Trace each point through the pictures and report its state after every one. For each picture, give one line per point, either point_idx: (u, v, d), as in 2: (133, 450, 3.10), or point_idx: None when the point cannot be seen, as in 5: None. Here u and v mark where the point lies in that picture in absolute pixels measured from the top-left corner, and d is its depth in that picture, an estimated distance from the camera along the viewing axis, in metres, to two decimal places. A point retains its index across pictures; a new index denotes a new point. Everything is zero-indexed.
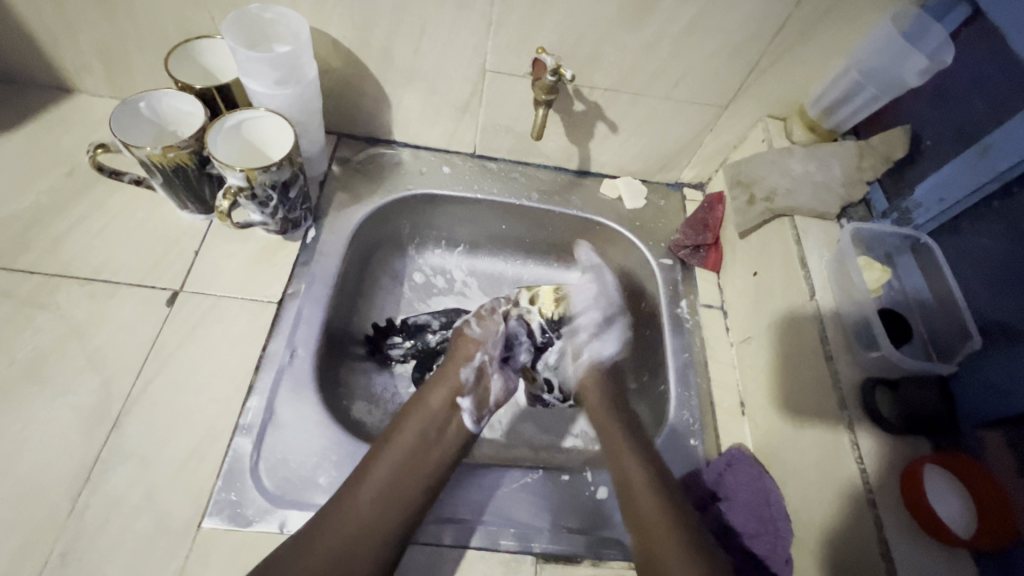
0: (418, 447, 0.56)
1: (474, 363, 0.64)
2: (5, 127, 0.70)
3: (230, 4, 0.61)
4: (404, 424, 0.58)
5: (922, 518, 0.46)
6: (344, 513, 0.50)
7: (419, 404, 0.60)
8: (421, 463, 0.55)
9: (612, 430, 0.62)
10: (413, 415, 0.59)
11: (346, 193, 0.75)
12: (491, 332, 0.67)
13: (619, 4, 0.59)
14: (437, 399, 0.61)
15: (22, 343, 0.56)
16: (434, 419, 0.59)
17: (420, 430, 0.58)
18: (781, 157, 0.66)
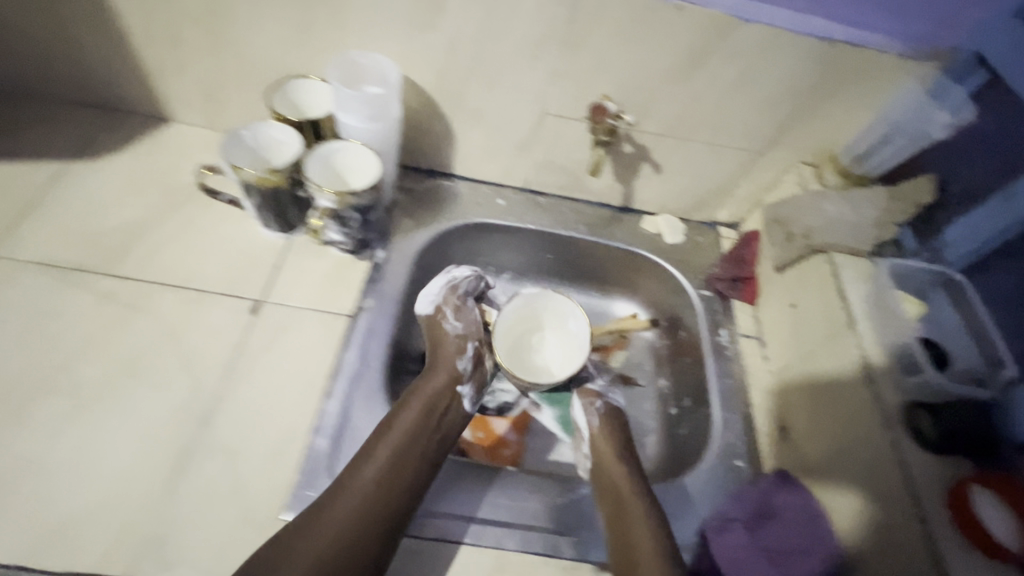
0: (417, 433, 0.59)
1: (469, 354, 0.67)
2: (110, 151, 0.78)
3: (328, 50, 0.69)
4: (405, 407, 0.60)
5: (973, 534, 0.49)
6: (347, 494, 0.54)
7: (421, 386, 0.63)
8: (418, 450, 0.58)
9: (614, 462, 0.63)
10: (415, 399, 0.61)
11: (410, 219, 0.81)
12: (471, 322, 0.69)
13: (673, 60, 0.66)
14: (437, 382, 0.64)
15: (123, 342, 0.61)
16: (434, 402, 0.62)
17: (421, 414, 0.60)
18: (817, 200, 0.71)
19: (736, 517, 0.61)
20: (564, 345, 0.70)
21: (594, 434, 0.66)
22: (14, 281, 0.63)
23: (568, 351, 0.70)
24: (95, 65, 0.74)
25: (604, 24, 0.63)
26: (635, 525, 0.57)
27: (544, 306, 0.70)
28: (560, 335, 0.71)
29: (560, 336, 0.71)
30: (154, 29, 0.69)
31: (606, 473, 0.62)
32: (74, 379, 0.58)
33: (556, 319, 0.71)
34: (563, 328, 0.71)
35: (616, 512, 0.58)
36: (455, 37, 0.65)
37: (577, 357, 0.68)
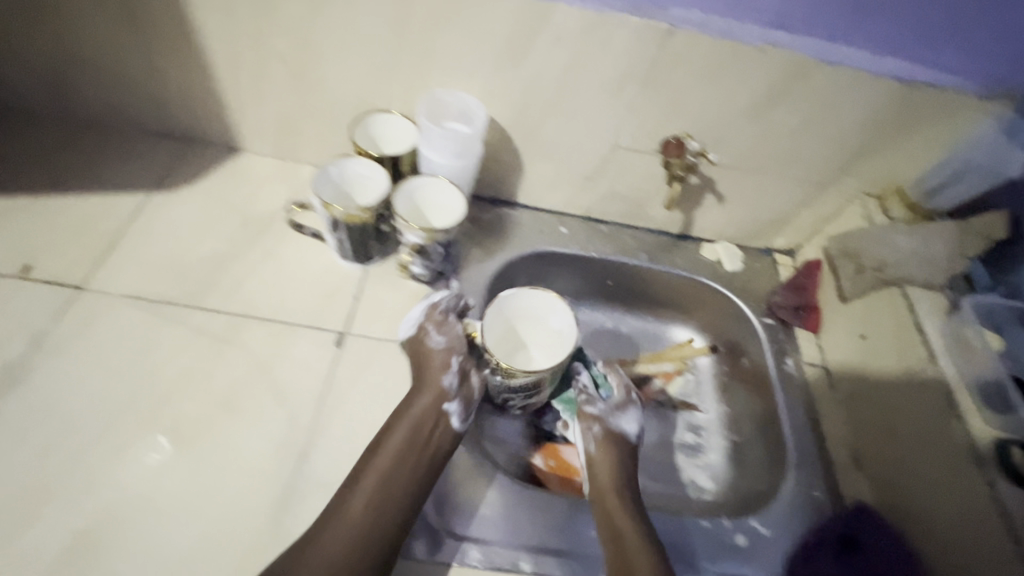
0: (406, 456, 0.58)
1: (454, 368, 0.63)
2: (185, 182, 0.79)
3: (410, 86, 0.70)
4: (392, 430, 0.59)
5: None
6: (340, 522, 0.54)
7: (408, 406, 0.61)
8: (406, 473, 0.57)
9: (606, 482, 0.64)
10: (399, 422, 0.60)
11: (479, 249, 0.82)
12: (454, 336, 0.65)
13: (750, 98, 0.68)
14: (423, 402, 0.61)
15: (217, 376, 0.62)
16: (421, 423, 0.60)
17: (409, 437, 0.59)
18: (886, 233, 0.73)
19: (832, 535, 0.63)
20: (549, 339, 0.68)
21: (593, 458, 0.66)
22: (109, 315, 0.64)
23: (552, 342, 0.68)
24: (175, 98, 0.76)
25: (687, 66, 0.64)
26: (633, 553, 0.57)
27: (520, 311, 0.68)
28: (542, 333, 0.69)
29: (543, 333, 0.69)
30: (240, 65, 0.71)
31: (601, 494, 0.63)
32: (174, 413, 0.59)
33: (535, 319, 0.69)
34: (544, 329, 0.69)
35: (613, 532, 0.59)
36: (539, 75, 0.67)
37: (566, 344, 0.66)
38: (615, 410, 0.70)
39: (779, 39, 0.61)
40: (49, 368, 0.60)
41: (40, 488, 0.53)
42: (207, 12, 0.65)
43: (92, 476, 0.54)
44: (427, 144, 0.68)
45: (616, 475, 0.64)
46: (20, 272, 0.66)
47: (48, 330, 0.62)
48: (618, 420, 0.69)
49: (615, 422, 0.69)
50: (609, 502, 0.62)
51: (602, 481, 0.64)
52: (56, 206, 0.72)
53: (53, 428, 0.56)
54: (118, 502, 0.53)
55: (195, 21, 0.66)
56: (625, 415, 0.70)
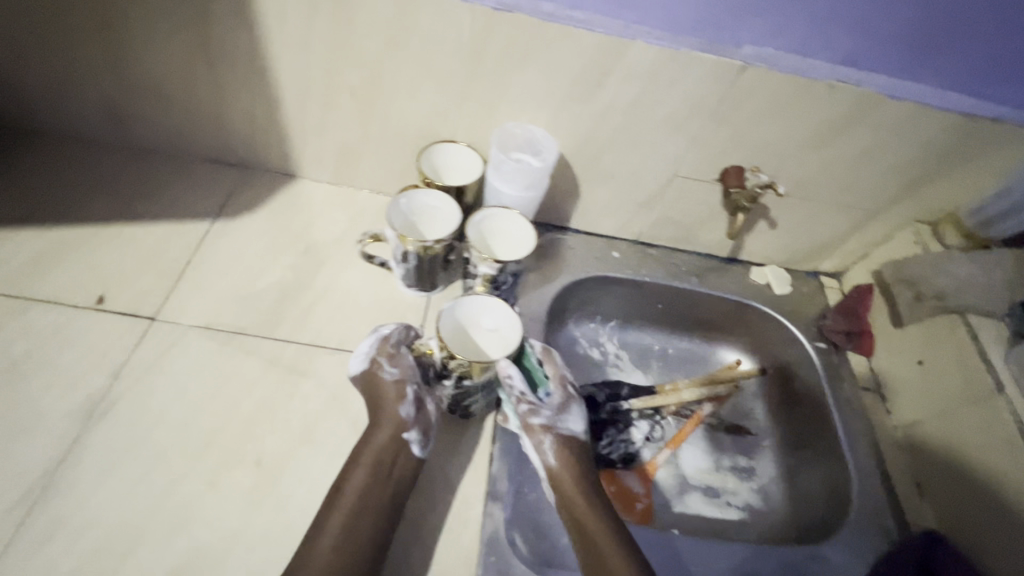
0: (371, 492, 0.55)
1: (409, 398, 0.60)
2: (245, 209, 0.79)
3: (477, 117, 0.71)
4: (353, 467, 0.57)
5: None
6: (306, 563, 0.51)
7: (367, 443, 0.58)
8: (371, 511, 0.54)
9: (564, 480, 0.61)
10: (359, 458, 0.57)
11: (537, 274, 0.83)
12: (408, 367, 0.61)
13: (813, 130, 0.69)
14: (381, 436, 0.58)
15: (294, 408, 0.63)
16: (382, 457, 0.57)
17: (372, 473, 0.56)
18: (942, 260, 0.74)
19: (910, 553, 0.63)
20: (490, 332, 0.64)
21: (553, 472, 0.61)
22: (183, 347, 0.65)
23: (493, 334, 0.64)
24: (238, 127, 0.76)
25: (755, 101, 0.66)
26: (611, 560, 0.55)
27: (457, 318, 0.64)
28: (483, 330, 0.65)
29: (483, 330, 0.65)
30: (307, 96, 0.71)
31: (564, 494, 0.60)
32: (255, 448, 0.59)
33: (463, 328, 0.65)
34: (473, 336, 0.65)
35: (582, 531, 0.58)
36: (608, 108, 0.68)
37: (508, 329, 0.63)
38: (559, 411, 0.64)
39: (848, 76, 0.63)
40: (130, 403, 0.60)
41: (130, 525, 0.53)
42: (281, 47, 0.66)
43: (180, 513, 0.54)
44: (502, 175, 0.70)
45: (575, 474, 0.61)
46: (94, 304, 0.66)
47: (126, 364, 0.62)
48: (566, 422, 0.64)
49: (565, 426, 0.63)
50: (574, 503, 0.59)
51: (567, 490, 0.60)
52: (122, 236, 0.73)
53: (138, 464, 0.56)
54: (207, 539, 0.53)
55: (268, 55, 0.67)
56: (569, 415, 0.65)
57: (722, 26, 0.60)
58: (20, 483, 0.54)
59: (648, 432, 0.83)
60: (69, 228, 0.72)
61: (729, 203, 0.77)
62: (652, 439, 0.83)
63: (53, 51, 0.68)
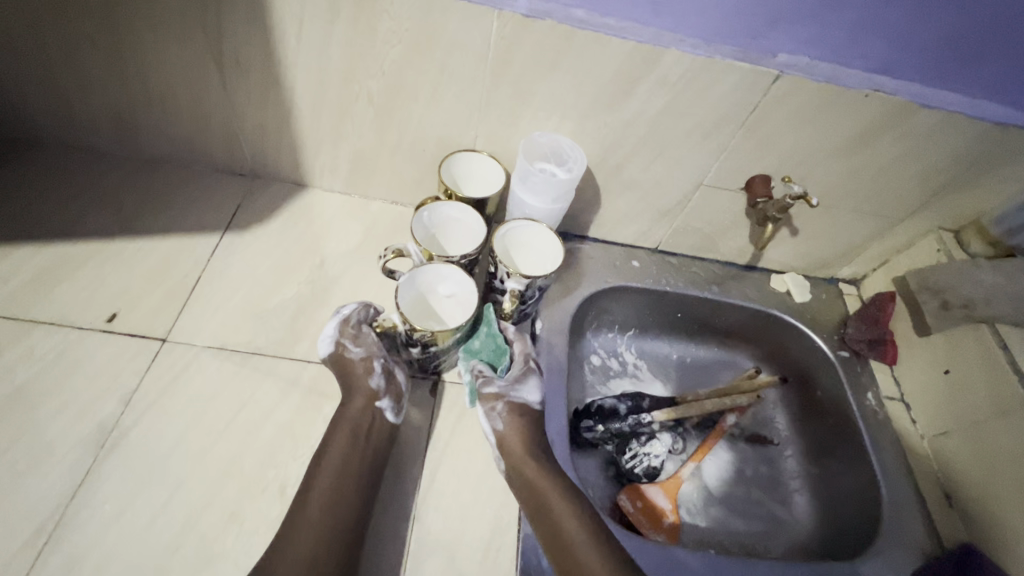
0: (353, 462, 0.55)
1: (379, 370, 0.60)
2: (257, 221, 0.76)
3: (499, 126, 0.69)
4: (331, 437, 0.56)
5: None
6: (296, 534, 0.50)
7: (343, 413, 0.58)
8: (352, 478, 0.54)
9: (517, 453, 0.59)
10: (337, 429, 0.56)
11: (558, 285, 0.82)
12: (373, 344, 0.62)
13: (843, 139, 0.68)
14: (355, 406, 0.58)
15: (318, 432, 0.60)
16: (358, 425, 0.57)
17: (353, 444, 0.56)
18: (968, 269, 0.73)
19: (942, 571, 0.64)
20: (451, 296, 0.64)
21: (501, 437, 0.60)
22: (198, 368, 0.62)
23: (455, 298, 0.64)
24: (249, 135, 0.73)
25: (786, 110, 0.65)
26: (573, 541, 0.53)
27: (414, 291, 0.63)
28: (444, 296, 0.65)
29: (444, 296, 0.65)
30: (324, 104, 0.68)
31: (521, 473, 0.58)
32: (279, 476, 0.56)
33: (423, 301, 0.65)
34: (429, 303, 0.65)
35: (544, 511, 0.55)
36: (636, 117, 0.66)
37: (465, 289, 0.63)
38: (514, 382, 0.63)
39: (883, 85, 0.62)
40: (146, 430, 0.57)
41: (151, 562, 0.50)
42: (297, 53, 0.63)
43: (202, 547, 0.52)
44: (527, 187, 0.68)
45: (527, 447, 0.59)
46: (103, 323, 0.63)
47: (140, 388, 0.59)
48: (521, 391, 0.63)
49: (518, 395, 0.63)
50: (531, 480, 0.57)
51: (529, 473, 0.57)
52: (131, 252, 0.70)
53: (157, 495, 0.54)
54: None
55: (283, 62, 0.64)
56: (524, 386, 0.64)
57: (759, 34, 0.58)
58: (32, 518, 0.51)
59: (671, 445, 0.80)
60: (74, 243, 0.69)
61: (756, 213, 0.76)
62: (675, 451, 0.81)
63: (54, 58, 0.65)
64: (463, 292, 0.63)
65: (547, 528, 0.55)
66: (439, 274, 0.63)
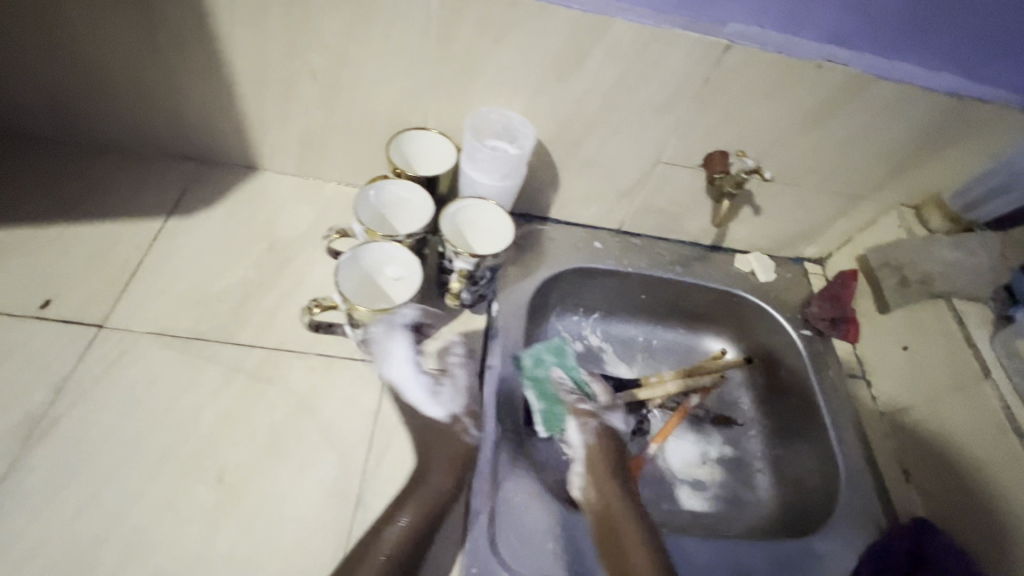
0: (413, 539, 0.52)
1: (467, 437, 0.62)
2: (203, 205, 0.74)
3: (449, 103, 0.67)
4: (404, 502, 0.54)
5: None
6: None
7: (421, 485, 0.56)
8: (409, 554, 0.52)
9: (603, 473, 0.63)
10: (415, 497, 0.55)
11: (516, 267, 0.80)
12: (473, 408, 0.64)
13: (800, 113, 0.67)
14: (437, 485, 0.56)
15: (260, 417, 0.58)
16: (431, 503, 0.55)
17: (422, 523, 0.53)
18: (928, 245, 0.73)
19: (900, 548, 0.61)
20: (390, 270, 0.62)
21: (587, 451, 0.65)
22: (136, 354, 0.60)
23: (394, 273, 0.62)
24: (193, 116, 0.71)
25: (741, 82, 0.63)
26: None
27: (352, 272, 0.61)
28: (384, 272, 0.63)
29: (383, 273, 0.63)
30: (267, 80, 0.66)
31: (601, 492, 0.61)
32: (216, 463, 0.55)
33: (367, 282, 0.63)
34: (374, 283, 0.63)
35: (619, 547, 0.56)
36: (589, 91, 0.65)
37: (404, 260, 0.61)
38: (606, 408, 0.70)
39: (838, 55, 0.60)
40: (78, 419, 0.55)
41: (79, 552, 0.49)
42: (235, 27, 0.60)
43: (134, 535, 0.50)
44: (474, 163, 0.66)
45: (611, 471, 0.63)
46: (35, 310, 0.61)
47: (72, 376, 0.57)
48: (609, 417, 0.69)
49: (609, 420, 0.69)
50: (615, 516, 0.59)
51: (607, 494, 0.61)
52: (69, 237, 0.67)
53: (87, 484, 0.52)
54: (164, 565, 0.49)
55: (222, 37, 0.61)
56: (614, 415, 0.70)
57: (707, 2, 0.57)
58: None
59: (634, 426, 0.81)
60: (4, 229, 0.66)
61: (714, 189, 0.75)
62: (639, 432, 0.81)
63: None
64: (402, 264, 0.62)
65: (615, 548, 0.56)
66: (373, 252, 0.61)
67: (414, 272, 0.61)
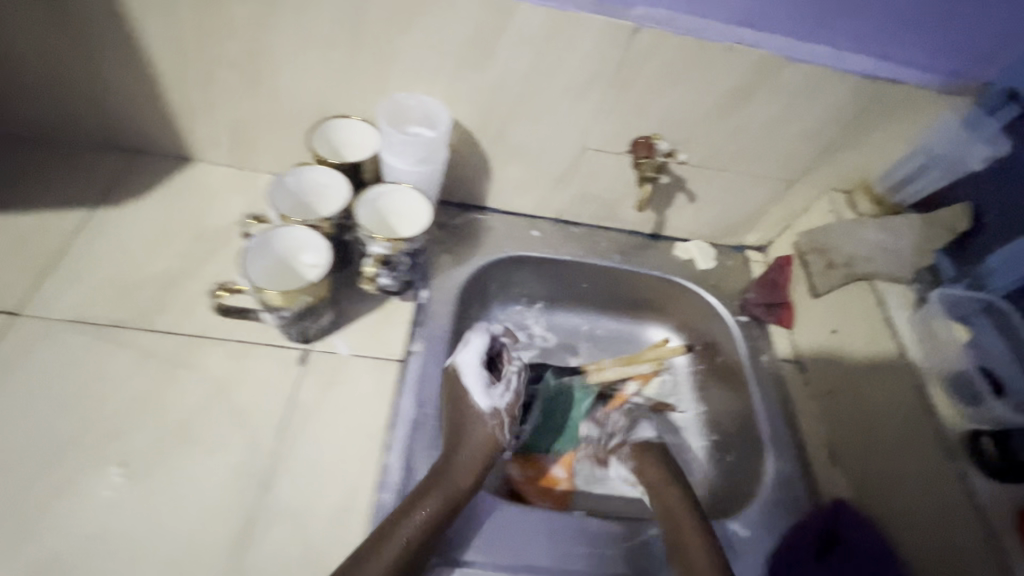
0: (436, 523, 0.54)
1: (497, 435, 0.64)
2: (132, 196, 0.74)
3: (369, 90, 0.67)
4: (429, 488, 0.55)
5: None
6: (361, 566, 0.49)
7: (446, 472, 0.57)
8: (426, 544, 0.53)
9: (654, 470, 0.67)
10: (439, 483, 0.56)
11: (449, 255, 0.80)
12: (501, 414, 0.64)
13: (718, 97, 0.67)
14: (462, 479, 0.57)
15: (170, 403, 0.59)
16: (454, 491, 0.56)
17: (445, 508, 0.55)
18: (855, 229, 0.73)
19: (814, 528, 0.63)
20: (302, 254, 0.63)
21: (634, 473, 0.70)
22: (49, 341, 0.60)
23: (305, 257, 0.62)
24: (118, 107, 0.71)
25: (654, 65, 0.63)
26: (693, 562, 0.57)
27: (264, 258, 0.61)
28: (297, 256, 0.63)
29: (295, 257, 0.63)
30: (186, 69, 0.66)
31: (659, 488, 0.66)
32: (122, 448, 0.55)
33: (280, 267, 0.63)
34: (288, 268, 0.63)
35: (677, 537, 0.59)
36: (506, 76, 0.65)
37: (313, 243, 0.61)
38: (630, 429, 0.75)
39: (746, 38, 0.61)
40: None
41: None
42: (146, 14, 0.61)
43: (31, 519, 0.50)
44: (388, 148, 0.66)
45: (666, 471, 0.67)
46: None
47: None
48: (638, 433, 0.74)
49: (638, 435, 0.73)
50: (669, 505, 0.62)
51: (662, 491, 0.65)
52: None
53: None
54: (59, 547, 0.49)
55: (135, 25, 0.62)
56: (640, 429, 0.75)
57: None
58: None
59: None
60: None
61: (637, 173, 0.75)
62: None
63: None
64: (312, 248, 0.62)
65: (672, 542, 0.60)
66: (283, 237, 0.61)
67: (324, 255, 0.61)
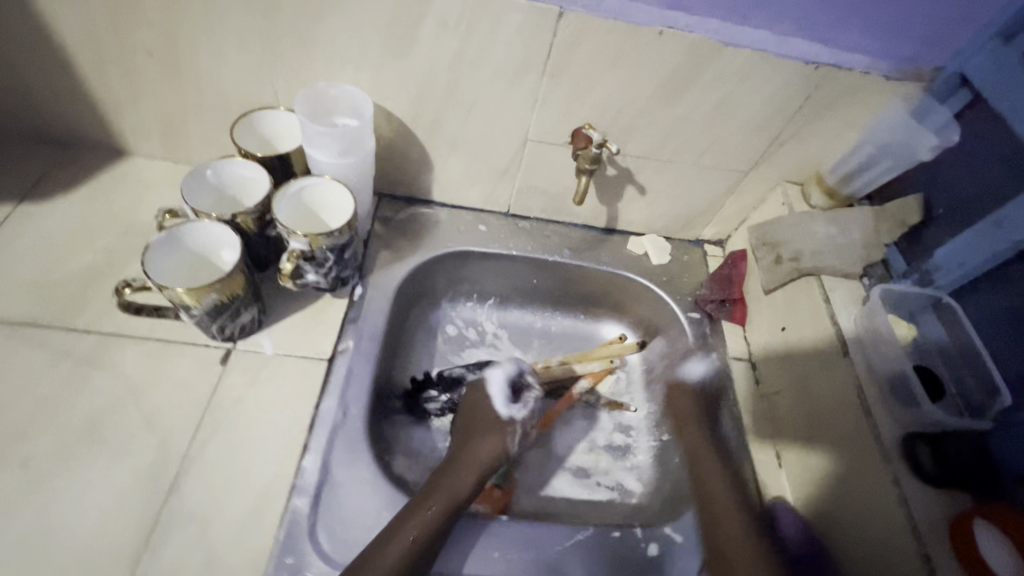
0: (445, 521, 0.56)
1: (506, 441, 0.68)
2: (60, 190, 0.72)
3: (295, 79, 0.65)
4: (433, 489, 0.59)
5: (966, 560, 0.50)
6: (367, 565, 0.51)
7: (449, 476, 0.61)
8: (431, 542, 0.55)
9: (698, 446, 0.69)
10: (443, 485, 0.59)
11: (390, 251, 0.78)
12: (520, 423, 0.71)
13: (658, 85, 0.64)
14: (466, 483, 0.61)
15: (80, 404, 0.57)
16: (458, 492, 0.59)
17: (453, 507, 0.58)
18: (805, 220, 0.71)
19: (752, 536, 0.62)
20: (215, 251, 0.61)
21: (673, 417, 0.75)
22: None
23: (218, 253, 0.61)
24: (40, 99, 0.68)
25: (586, 51, 0.61)
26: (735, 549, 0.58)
27: (174, 255, 0.60)
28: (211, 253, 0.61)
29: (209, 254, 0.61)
30: (105, 58, 0.64)
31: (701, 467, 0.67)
32: (24, 451, 0.54)
33: (194, 265, 0.61)
34: (203, 266, 0.61)
35: (725, 529, 0.60)
36: (433, 64, 0.62)
37: (223, 238, 0.59)
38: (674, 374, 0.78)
39: (679, 21, 0.58)
40: None
41: None
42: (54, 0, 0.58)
43: None
44: (307, 140, 0.63)
45: (704, 448, 0.68)
46: None
47: None
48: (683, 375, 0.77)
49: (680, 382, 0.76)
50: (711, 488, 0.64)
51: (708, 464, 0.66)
52: None
53: None
54: None
55: (44, 12, 0.59)
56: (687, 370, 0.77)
57: None
58: None
59: None
60: None
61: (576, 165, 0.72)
62: None
63: None
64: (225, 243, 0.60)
65: (705, 529, 0.61)
66: (193, 234, 0.59)
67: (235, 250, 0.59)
